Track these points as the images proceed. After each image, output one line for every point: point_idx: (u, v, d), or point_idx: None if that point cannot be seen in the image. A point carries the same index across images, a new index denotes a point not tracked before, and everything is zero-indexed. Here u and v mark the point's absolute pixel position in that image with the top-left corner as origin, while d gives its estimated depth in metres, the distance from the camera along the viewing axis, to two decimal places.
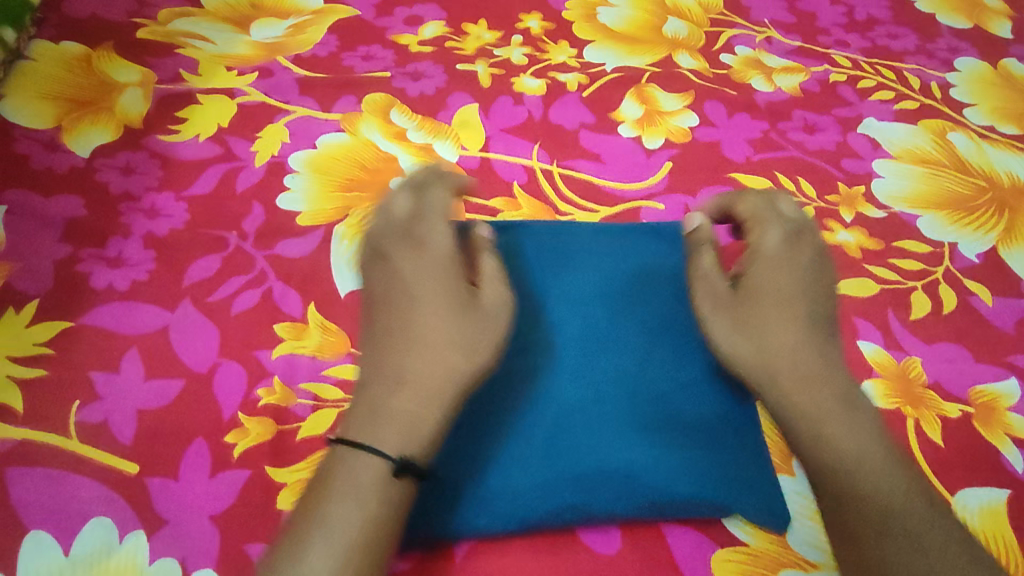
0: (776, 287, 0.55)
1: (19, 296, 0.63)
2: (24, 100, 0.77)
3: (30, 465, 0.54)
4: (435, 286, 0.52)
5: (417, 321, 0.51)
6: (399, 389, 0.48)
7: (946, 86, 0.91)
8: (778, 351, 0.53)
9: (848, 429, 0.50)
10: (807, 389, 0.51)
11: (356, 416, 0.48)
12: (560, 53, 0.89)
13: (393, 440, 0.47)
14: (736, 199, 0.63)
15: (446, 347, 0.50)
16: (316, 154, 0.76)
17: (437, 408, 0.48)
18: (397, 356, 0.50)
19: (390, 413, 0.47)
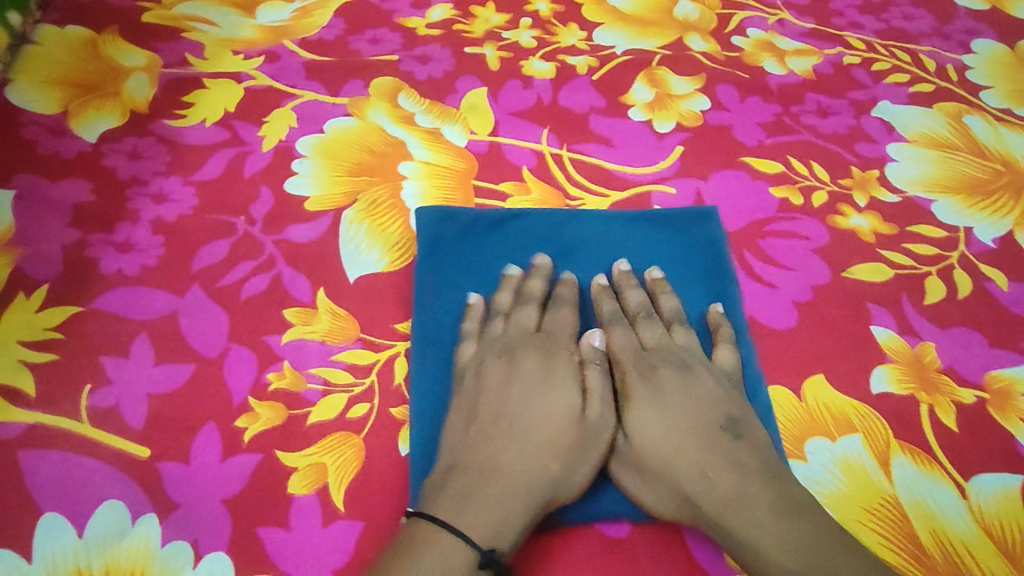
0: (671, 410, 0.53)
1: (29, 280, 0.62)
2: (30, 85, 0.76)
3: (43, 448, 0.54)
4: (530, 390, 0.54)
5: (517, 416, 0.53)
6: (492, 482, 0.49)
7: (962, 68, 0.89)
8: (690, 481, 0.50)
9: (778, 535, 0.46)
10: (734, 513, 0.48)
11: (444, 496, 0.48)
12: (569, 35, 0.88)
13: (482, 531, 0.46)
14: (662, 289, 0.62)
15: (544, 450, 0.51)
16: (324, 138, 0.76)
17: (527, 506, 0.49)
18: (493, 450, 0.51)
19: (482, 502, 0.47)
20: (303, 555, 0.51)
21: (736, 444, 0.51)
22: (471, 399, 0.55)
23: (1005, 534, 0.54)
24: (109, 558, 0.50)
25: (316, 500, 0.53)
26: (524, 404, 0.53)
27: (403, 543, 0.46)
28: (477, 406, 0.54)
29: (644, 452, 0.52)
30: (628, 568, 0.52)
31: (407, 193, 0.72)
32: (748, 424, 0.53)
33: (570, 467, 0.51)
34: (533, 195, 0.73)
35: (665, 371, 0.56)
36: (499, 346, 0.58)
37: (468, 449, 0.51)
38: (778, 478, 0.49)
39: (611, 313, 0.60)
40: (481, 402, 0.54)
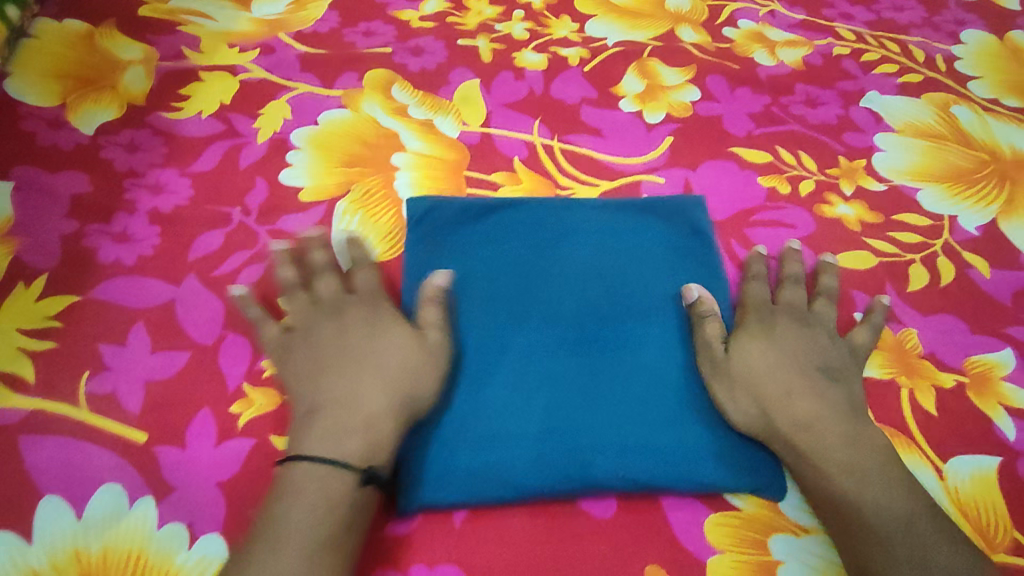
0: (777, 345, 0.59)
1: (28, 270, 0.64)
2: (28, 78, 0.77)
3: (43, 433, 0.55)
4: (364, 333, 0.58)
5: (333, 355, 0.57)
6: (351, 413, 0.53)
7: (951, 59, 0.90)
8: (776, 399, 0.56)
9: (850, 459, 0.53)
10: (813, 432, 0.54)
11: (306, 432, 0.53)
12: (561, 27, 0.89)
13: (356, 451, 0.51)
14: (796, 261, 0.66)
15: (366, 380, 0.55)
16: (318, 130, 0.77)
17: (393, 427, 0.53)
18: (328, 387, 0.55)
19: (343, 431, 0.52)
20: None
21: (830, 381, 0.57)
22: (336, 338, 0.58)
23: (981, 514, 0.56)
24: (106, 540, 0.51)
25: None
26: (362, 343, 0.58)
27: (280, 484, 0.50)
28: (342, 346, 0.58)
29: (735, 368, 0.58)
30: (612, 548, 0.54)
31: (399, 184, 0.73)
32: (840, 368, 0.59)
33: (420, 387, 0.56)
34: (524, 185, 0.74)
35: (787, 320, 0.61)
36: (333, 305, 0.60)
37: (330, 390, 0.55)
38: (861, 416, 0.56)
39: (759, 272, 0.65)
40: (330, 345, 0.58)
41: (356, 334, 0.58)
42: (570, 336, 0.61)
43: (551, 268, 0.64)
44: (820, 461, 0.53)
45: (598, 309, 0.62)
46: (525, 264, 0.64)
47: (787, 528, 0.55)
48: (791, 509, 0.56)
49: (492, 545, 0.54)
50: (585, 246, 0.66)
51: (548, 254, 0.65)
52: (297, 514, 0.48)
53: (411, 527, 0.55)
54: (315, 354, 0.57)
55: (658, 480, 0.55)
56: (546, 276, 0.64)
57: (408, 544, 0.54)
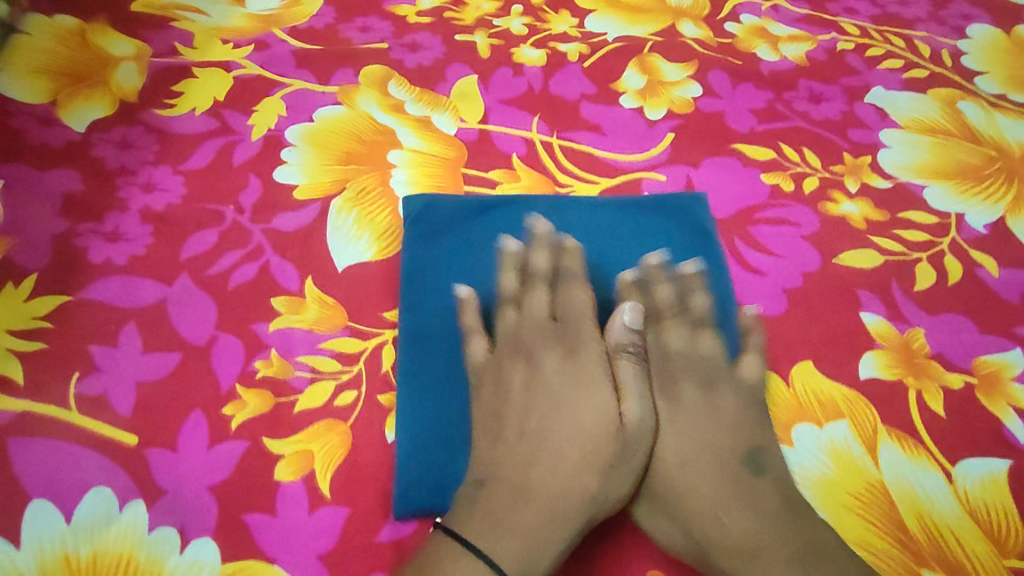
0: (695, 437, 0.55)
1: (17, 270, 0.63)
2: (18, 75, 0.76)
3: (31, 437, 0.54)
4: (554, 398, 0.54)
5: (550, 436, 0.52)
6: (527, 506, 0.49)
7: (956, 54, 0.88)
8: (705, 520, 0.51)
9: (790, 571, 0.47)
10: (749, 556, 0.49)
11: (473, 518, 0.49)
12: (560, 22, 0.88)
13: (510, 558, 0.47)
14: (695, 287, 0.61)
15: (573, 467, 0.51)
16: (313, 127, 0.75)
17: (562, 527, 0.49)
18: (520, 467, 0.51)
19: (512, 526, 0.48)
20: (288, 540, 0.51)
21: (756, 478, 0.53)
22: (540, 411, 0.54)
23: (990, 517, 0.54)
24: (96, 545, 0.50)
25: (301, 487, 0.53)
26: (575, 422, 0.53)
27: (430, 559, 0.47)
28: (523, 417, 0.54)
29: (658, 488, 0.54)
30: None
31: (395, 181, 0.72)
32: (771, 454, 0.54)
33: (606, 485, 0.52)
34: (522, 182, 0.73)
35: (692, 389, 0.57)
36: (514, 345, 0.58)
37: (495, 464, 0.52)
38: (806, 512, 0.51)
39: (668, 301, 0.60)
40: (553, 424, 0.53)
41: (581, 412, 0.53)
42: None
43: None
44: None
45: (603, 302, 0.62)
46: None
47: None
48: None
49: None
50: (585, 239, 0.65)
51: None
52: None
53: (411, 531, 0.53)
54: (518, 431, 0.53)
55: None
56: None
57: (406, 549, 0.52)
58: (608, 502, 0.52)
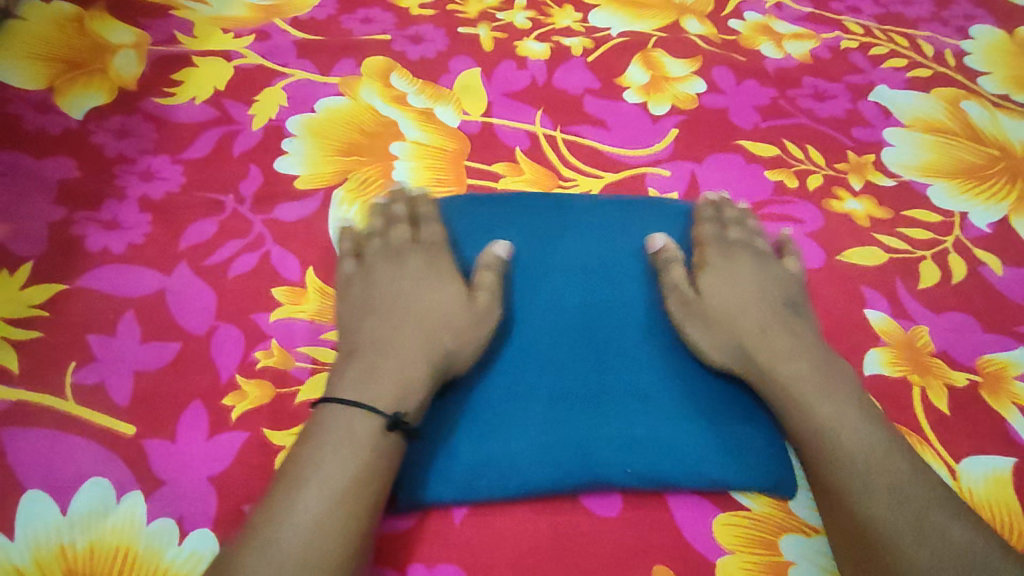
0: (741, 278, 0.62)
1: (13, 258, 0.62)
2: (15, 61, 0.75)
3: (26, 426, 0.53)
4: (416, 283, 0.60)
5: (401, 308, 0.58)
6: (390, 359, 0.53)
7: (960, 54, 0.88)
8: (753, 338, 0.58)
9: (831, 390, 0.53)
10: (790, 361, 0.55)
11: (343, 380, 0.52)
12: (564, 17, 0.87)
13: (387, 399, 0.51)
14: (732, 206, 0.68)
15: (434, 330, 0.56)
16: (315, 117, 0.74)
17: (419, 370, 0.53)
18: (381, 336, 0.55)
19: (377, 377, 0.52)
20: None
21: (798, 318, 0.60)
22: (412, 297, 0.59)
23: (996, 517, 0.54)
24: (92, 536, 0.49)
25: None
26: (428, 299, 0.59)
27: (311, 426, 0.50)
28: (386, 297, 0.59)
29: (710, 307, 0.60)
30: (618, 548, 0.52)
31: (398, 173, 0.71)
32: (806, 308, 0.61)
33: (462, 341, 0.56)
34: (525, 175, 0.73)
35: (741, 252, 0.64)
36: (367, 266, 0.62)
37: (360, 339, 0.56)
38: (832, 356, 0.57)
39: (715, 209, 0.68)
40: (410, 303, 0.58)
41: (429, 294, 0.59)
42: (567, 328, 0.60)
43: (548, 258, 0.63)
44: (799, 382, 0.54)
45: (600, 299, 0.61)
46: (523, 256, 0.64)
47: (795, 528, 0.53)
48: (800, 510, 0.54)
49: (493, 543, 0.51)
50: (586, 236, 0.65)
51: (544, 243, 0.64)
52: (325, 453, 0.47)
53: (414, 524, 0.52)
54: (387, 309, 0.58)
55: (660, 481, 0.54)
56: (546, 270, 0.63)
57: (408, 544, 0.51)
58: (459, 359, 0.56)
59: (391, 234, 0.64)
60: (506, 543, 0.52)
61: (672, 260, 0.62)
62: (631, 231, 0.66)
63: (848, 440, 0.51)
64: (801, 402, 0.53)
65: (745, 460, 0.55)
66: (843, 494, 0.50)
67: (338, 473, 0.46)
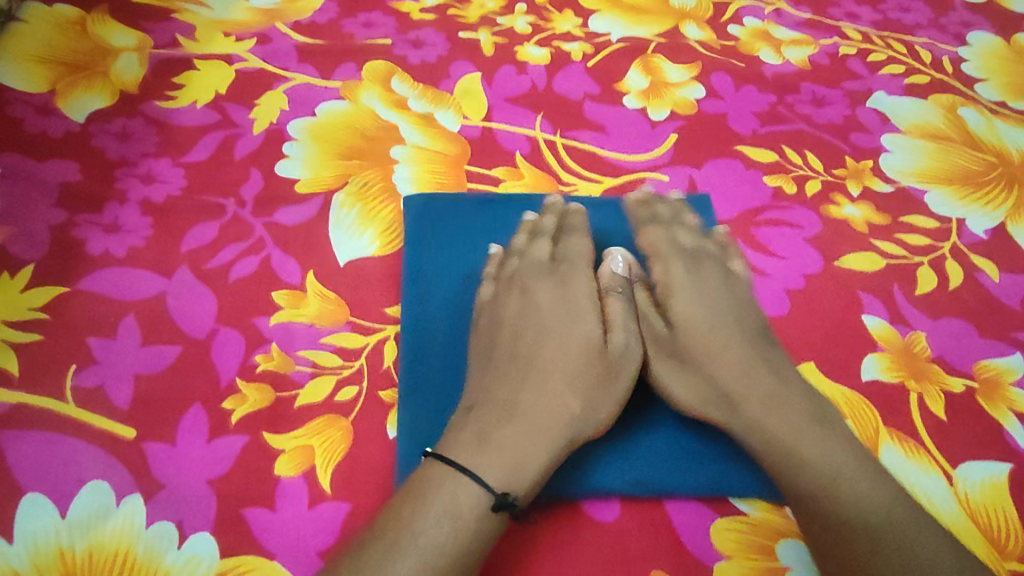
0: (709, 301, 0.60)
1: (14, 260, 0.62)
2: (17, 63, 0.75)
3: (27, 429, 0.53)
4: (545, 330, 0.57)
5: (538, 355, 0.55)
6: (514, 422, 0.50)
7: (957, 60, 0.89)
8: (735, 385, 0.54)
9: (806, 433, 0.51)
10: (775, 412, 0.52)
11: (460, 439, 0.49)
12: (564, 22, 0.87)
13: (495, 472, 0.47)
14: (682, 209, 0.67)
15: (560, 391, 0.52)
16: (316, 121, 0.75)
17: (541, 444, 0.49)
18: (510, 390, 0.52)
19: (498, 445, 0.48)
20: (286, 537, 0.51)
21: (768, 347, 0.57)
22: (539, 342, 0.56)
23: (992, 523, 0.54)
24: (92, 540, 0.49)
25: (302, 482, 0.53)
26: (559, 349, 0.55)
27: (417, 485, 0.47)
28: (513, 342, 0.56)
29: (686, 345, 0.57)
30: (616, 553, 0.52)
31: (398, 178, 0.71)
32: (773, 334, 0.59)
33: (592, 407, 0.52)
34: (525, 180, 0.73)
35: (709, 273, 0.62)
36: (505, 286, 0.61)
37: (485, 392, 0.53)
38: (817, 398, 0.54)
39: (667, 216, 0.65)
40: (546, 353, 0.55)
41: (563, 339, 0.56)
42: None
43: None
44: (777, 425, 0.51)
45: None
46: None
47: (792, 533, 0.54)
48: None
49: (490, 549, 0.52)
50: None
51: None
52: (426, 526, 0.44)
53: None
54: (510, 355, 0.55)
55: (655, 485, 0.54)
56: None
57: None
58: (590, 425, 0.52)
59: (532, 251, 0.63)
60: (503, 548, 0.52)
61: (609, 291, 0.60)
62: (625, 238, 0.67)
63: (848, 498, 0.48)
64: (772, 448, 0.51)
65: (740, 465, 0.55)
66: (847, 554, 0.47)
67: (437, 553, 0.43)
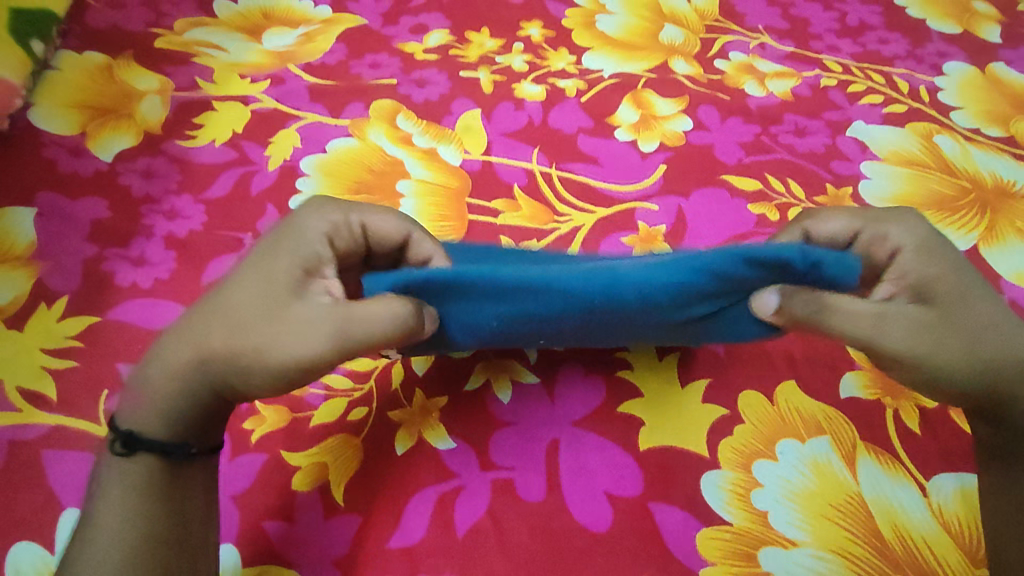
0: (981, 289, 0.57)
1: (50, 292, 0.67)
2: (51, 108, 0.81)
3: (65, 449, 0.59)
4: (237, 278, 0.53)
5: (206, 303, 0.52)
6: (170, 377, 0.51)
7: (934, 90, 0.94)
8: (1010, 364, 0.55)
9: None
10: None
11: (130, 405, 0.51)
12: (559, 60, 0.93)
13: (150, 423, 0.50)
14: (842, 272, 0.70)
15: (251, 339, 0.50)
16: (326, 158, 0.80)
17: (185, 393, 0.51)
18: (194, 339, 0.51)
19: (152, 394, 0.51)
20: (307, 551, 0.56)
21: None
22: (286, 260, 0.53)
23: (963, 532, 0.58)
24: None
25: (317, 497, 0.58)
26: (231, 294, 0.52)
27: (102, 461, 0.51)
28: (216, 288, 0.53)
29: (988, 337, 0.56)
30: (608, 560, 0.56)
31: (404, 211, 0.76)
32: None
33: (297, 350, 0.50)
34: (522, 211, 0.78)
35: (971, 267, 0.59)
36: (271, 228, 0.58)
37: (163, 347, 0.52)
38: None
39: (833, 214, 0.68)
40: (231, 296, 0.52)
41: (234, 284, 0.52)
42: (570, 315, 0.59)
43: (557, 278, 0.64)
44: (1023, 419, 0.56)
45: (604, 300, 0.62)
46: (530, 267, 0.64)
47: (774, 541, 0.57)
48: (778, 524, 0.58)
49: (493, 556, 0.56)
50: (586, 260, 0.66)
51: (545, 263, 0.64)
52: (115, 513, 0.48)
53: (422, 537, 0.56)
54: (220, 298, 0.53)
55: (704, 265, 0.51)
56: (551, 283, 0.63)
57: (416, 556, 0.55)
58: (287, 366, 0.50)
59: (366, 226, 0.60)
60: (504, 553, 0.56)
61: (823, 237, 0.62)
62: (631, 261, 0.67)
63: None
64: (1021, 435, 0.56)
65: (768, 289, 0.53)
66: None
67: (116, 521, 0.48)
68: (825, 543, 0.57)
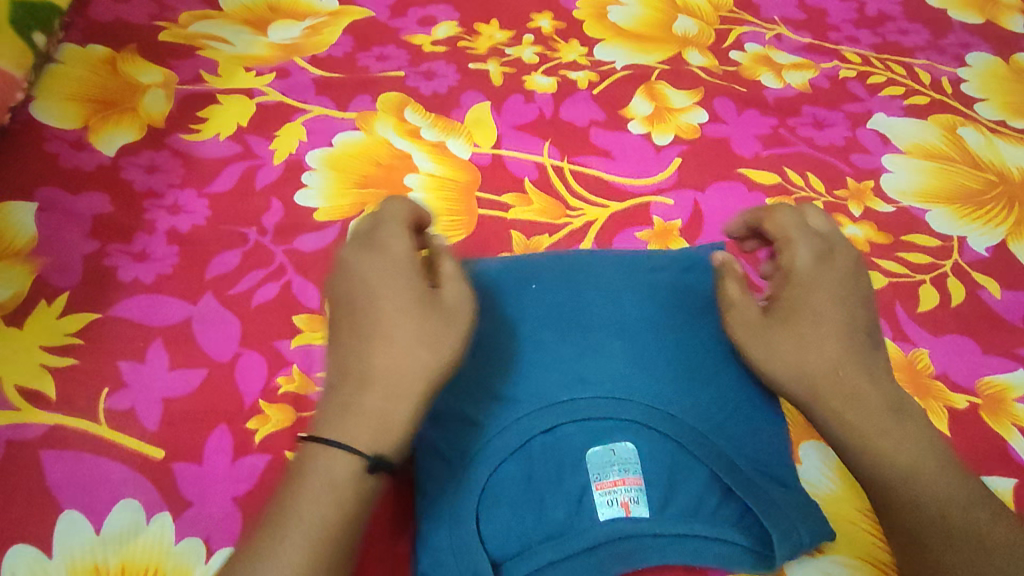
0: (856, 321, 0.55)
1: (50, 288, 0.65)
2: (53, 103, 0.79)
3: (63, 449, 0.57)
4: (374, 292, 0.54)
5: (379, 323, 0.52)
6: (371, 392, 0.51)
7: (957, 81, 0.91)
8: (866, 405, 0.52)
9: (918, 453, 0.51)
10: (890, 435, 0.51)
11: (330, 418, 0.51)
12: (570, 51, 0.90)
13: (365, 438, 0.49)
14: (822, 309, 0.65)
15: (417, 344, 0.52)
16: (333, 151, 0.78)
17: (398, 400, 0.51)
18: (377, 355, 0.51)
19: (361, 412, 0.50)
20: None
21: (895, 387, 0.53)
22: (390, 270, 0.54)
23: None
24: (124, 555, 0.54)
25: None
26: (383, 302, 0.53)
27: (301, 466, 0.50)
28: (355, 306, 0.54)
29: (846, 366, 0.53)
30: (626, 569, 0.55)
31: None
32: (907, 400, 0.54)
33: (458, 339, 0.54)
34: (535, 206, 0.76)
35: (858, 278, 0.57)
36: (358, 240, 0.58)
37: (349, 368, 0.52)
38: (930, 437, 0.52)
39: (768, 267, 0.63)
40: (382, 307, 0.53)
41: (381, 295, 0.53)
42: (547, 323, 0.60)
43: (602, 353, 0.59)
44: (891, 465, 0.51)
45: (675, 368, 0.59)
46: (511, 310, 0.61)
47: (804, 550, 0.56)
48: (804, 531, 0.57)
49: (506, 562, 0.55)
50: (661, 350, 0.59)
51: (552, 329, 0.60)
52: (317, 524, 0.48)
53: None
54: (360, 317, 0.53)
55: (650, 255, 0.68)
56: (591, 357, 0.58)
57: None
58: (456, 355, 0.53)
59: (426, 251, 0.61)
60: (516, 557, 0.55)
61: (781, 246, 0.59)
62: (698, 342, 0.60)
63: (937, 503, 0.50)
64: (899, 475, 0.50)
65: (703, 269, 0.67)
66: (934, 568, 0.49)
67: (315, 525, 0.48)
68: (855, 551, 0.57)
